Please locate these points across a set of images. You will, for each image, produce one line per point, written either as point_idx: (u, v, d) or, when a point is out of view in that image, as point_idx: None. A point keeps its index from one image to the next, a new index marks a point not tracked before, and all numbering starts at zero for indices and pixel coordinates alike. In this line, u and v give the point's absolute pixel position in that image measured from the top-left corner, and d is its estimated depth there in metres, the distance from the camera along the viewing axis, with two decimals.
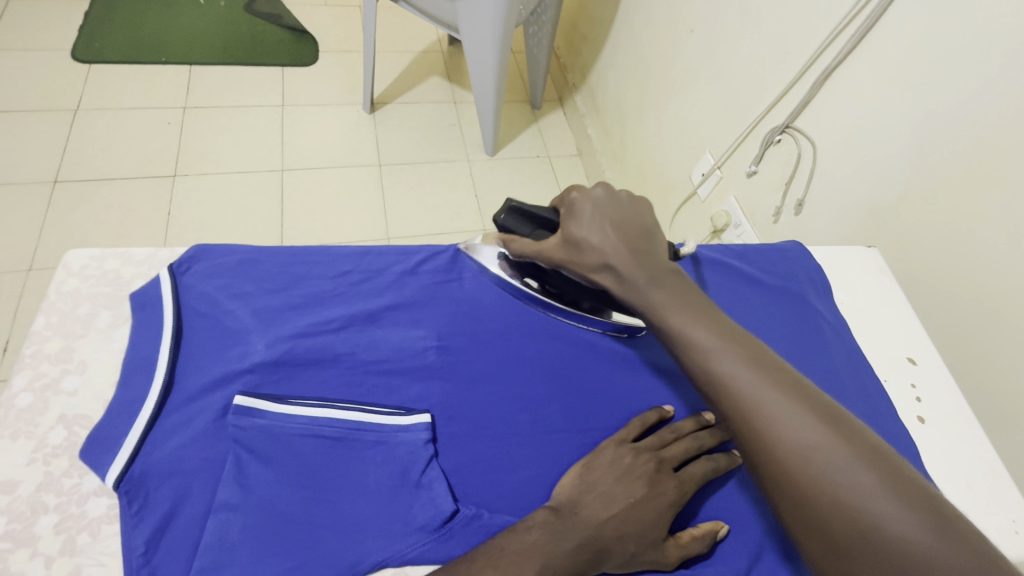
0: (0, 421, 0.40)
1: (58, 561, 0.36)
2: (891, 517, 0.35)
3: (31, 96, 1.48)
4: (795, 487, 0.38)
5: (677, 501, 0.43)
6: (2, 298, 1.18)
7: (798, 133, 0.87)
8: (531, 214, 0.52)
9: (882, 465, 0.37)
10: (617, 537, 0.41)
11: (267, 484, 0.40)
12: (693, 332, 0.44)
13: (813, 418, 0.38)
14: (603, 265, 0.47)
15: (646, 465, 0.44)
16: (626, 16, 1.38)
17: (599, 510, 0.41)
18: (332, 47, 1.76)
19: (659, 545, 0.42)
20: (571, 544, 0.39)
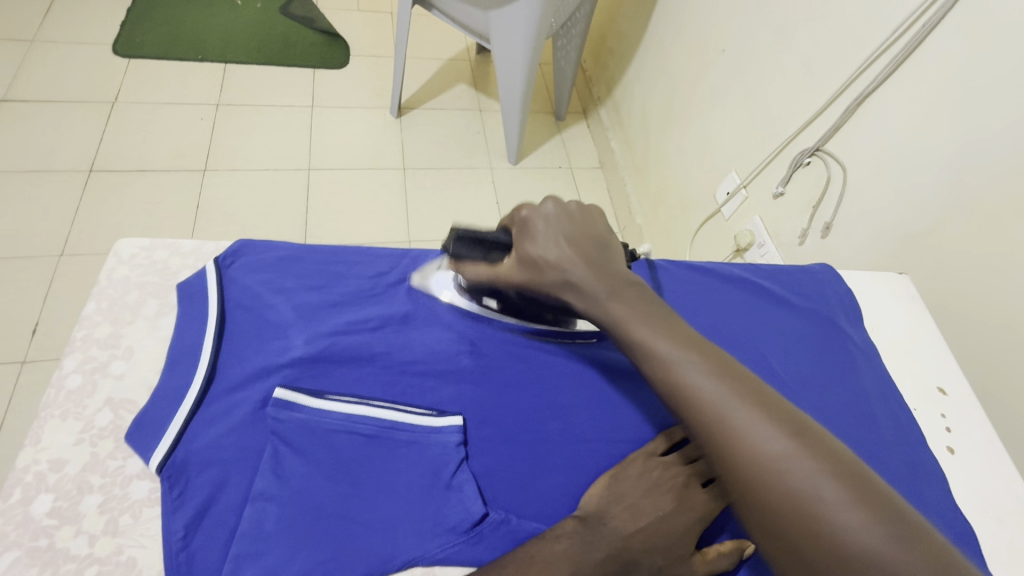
0: (51, 401, 0.42)
1: (102, 540, 0.37)
2: (855, 530, 0.33)
3: (73, 87, 1.53)
4: (761, 503, 0.36)
5: (706, 516, 0.43)
6: (34, 282, 1.21)
7: (828, 156, 0.87)
8: (480, 238, 0.49)
9: (848, 475, 0.36)
10: (644, 549, 0.41)
11: (303, 476, 0.41)
12: (653, 344, 0.42)
13: (777, 428, 0.37)
14: (563, 282, 0.45)
15: (675, 479, 0.44)
16: (656, 32, 1.40)
17: (627, 521, 0.42)
18: (363, 52, 1.80)
19: (687, 559, 0.41)
20: (598, 555, 0.39)
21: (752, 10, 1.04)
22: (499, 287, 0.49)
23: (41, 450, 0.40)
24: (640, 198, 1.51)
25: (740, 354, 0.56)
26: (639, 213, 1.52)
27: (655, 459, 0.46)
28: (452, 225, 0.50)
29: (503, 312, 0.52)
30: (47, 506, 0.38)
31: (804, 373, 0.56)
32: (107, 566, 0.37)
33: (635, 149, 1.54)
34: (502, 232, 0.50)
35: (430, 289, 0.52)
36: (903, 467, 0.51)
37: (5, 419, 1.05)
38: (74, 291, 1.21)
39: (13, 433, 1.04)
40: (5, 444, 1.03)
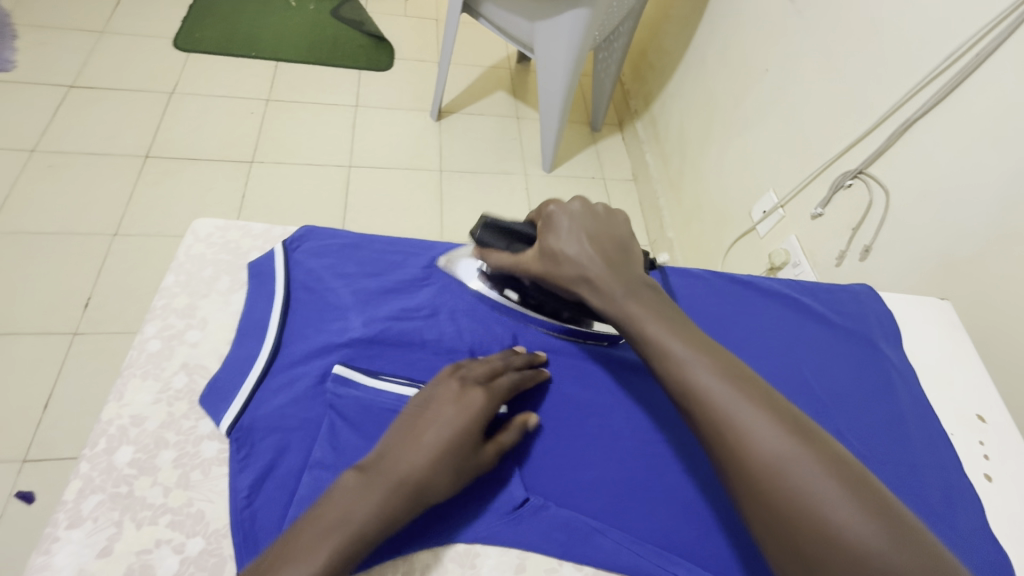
0: (134, 361, 0.46)
1: (174, 492, 0.41)
2: (855, 528, 0.35)
3: (135, 76, 1.61)
4: (766, 503, 0.37)
5: (491, 409, 0.44)
6: (88, 258, 1.28)
7: (871, 179, 0.87)
8: (506, 228, 0.53)
9: (849, 476, 0.37)
10: (438, 467, 0.40)
11: (357, 449, 0.43)
12: (667, 341, 0.44)
13: (783, 429, 0.38)
14: (580, 277, 0.48)
15: (458, 388, 0.44)
16: (698, 49, 1.41)
17: (414, 446, 0.41)
18: (408, 56, 1.86)
19: (477, 453, 0.42)
20: (387, 493, 0.38)
21: (799, 31, 1.04)
22: (518, 277, 0.53)
23: (123, 405, 0.44)
24: (672, 212, 1.52)
25: (777, 367, 0.57)
26: (670, 227, 1.53)
27: (436, 380, 0.46)
28: (484, 213, 0.55)
29: (521, 302, 0.54)
30: (128, 457, 0.42)
31: (840, 389, 0.57)
32: (179, 516, 0.40)
33: (670, 163, 1.55)
34: (527, 226, 0.53)
35: (456, 276, 0.55)
36: (939, 490, 0.51)
37: (55, 387, 1.11)
38: (126, 269, 1.27)
39: (62, 400, 1.10)
40: (54, 410, 1.08)
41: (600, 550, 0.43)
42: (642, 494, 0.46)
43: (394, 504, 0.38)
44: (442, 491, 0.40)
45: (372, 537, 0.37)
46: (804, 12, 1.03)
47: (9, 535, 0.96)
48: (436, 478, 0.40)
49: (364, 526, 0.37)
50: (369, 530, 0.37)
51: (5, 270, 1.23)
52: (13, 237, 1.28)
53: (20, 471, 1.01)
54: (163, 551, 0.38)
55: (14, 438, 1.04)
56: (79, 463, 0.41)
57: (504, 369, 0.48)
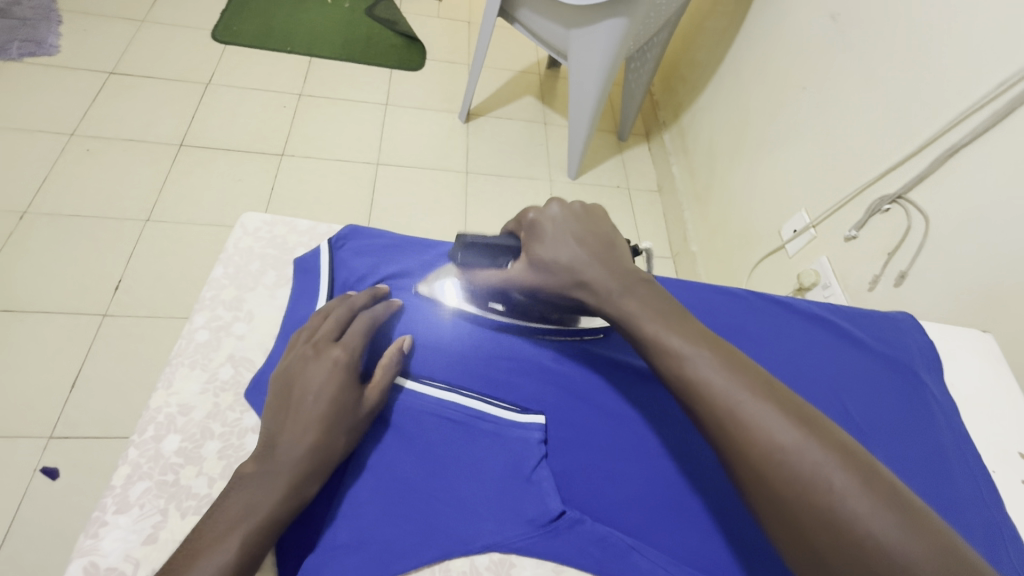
0: (183, 350, 0.48)
1: (219, 482, 0.42)
2: (868, 516, 0.34)
3: (173, 66, 1.64)
4: (776, 497, 0.36)
5: (355, 363, 0.46)
6: (121, 242, 1.30)
7: (910, 205, 0.86)
8: (488, 245, 0.51)
9: (856, 464, 0.36)
10: (326, 430, 0.42)
11: (396, 452, 0.46)
12: (666, 337, 0.42)
13: (789, 419, 0.37)
14: (575, 280, 0.47)
15: (318, 355, 0.45)
16: (733, 63, 1.41)
17: (296, 421, 0.42)
18: (439, 57, 1.87)
19: (357, 402, 0.44)
20: (286, 471, 0.40)
21: (841, 51, 1.03)
22: (510, 291, 0.51)
23: (172, 394, 0.46)
24: (697, 226, 1.51)
25: (815, 393, 0.56)
26: (694, 241, 1.52)
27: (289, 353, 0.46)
28: (461, 230, 0.52)
29: (509, 314, 0.53)
30: (175, 445, 0.43)
31: (880, 418, 0.56)
32: None
33: (697, 177, 1.54)
34: (510, 239, 0.51)
35: (435, 296, 0.53)
36: (981, 530, 0.50)
37: (83, 367, 1.13)
38: (156, 255, 1.30)
39: (89, 381, 1.12)
40: (81, 390, 1.10)
41: (636, 568, 0.43)
42: (679, 513, 0.46)
43: (298, 479, 0.40)
44: (342, 450, 0.43)
45: (287, 514, 0.39)
46: (846, 31, 1.02)
47: (32, 510, 0.98)
48: (331, 445, 0.42)
49: (274, 509, 0.38)
50: (284, 508, 0.39)
51: (40, 249, 1.26)
52: (49, 218, 1.31)
53: (46, 448, 1.03)
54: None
55: (42, 416, 1.06)
56: (128, 449, 0.43)
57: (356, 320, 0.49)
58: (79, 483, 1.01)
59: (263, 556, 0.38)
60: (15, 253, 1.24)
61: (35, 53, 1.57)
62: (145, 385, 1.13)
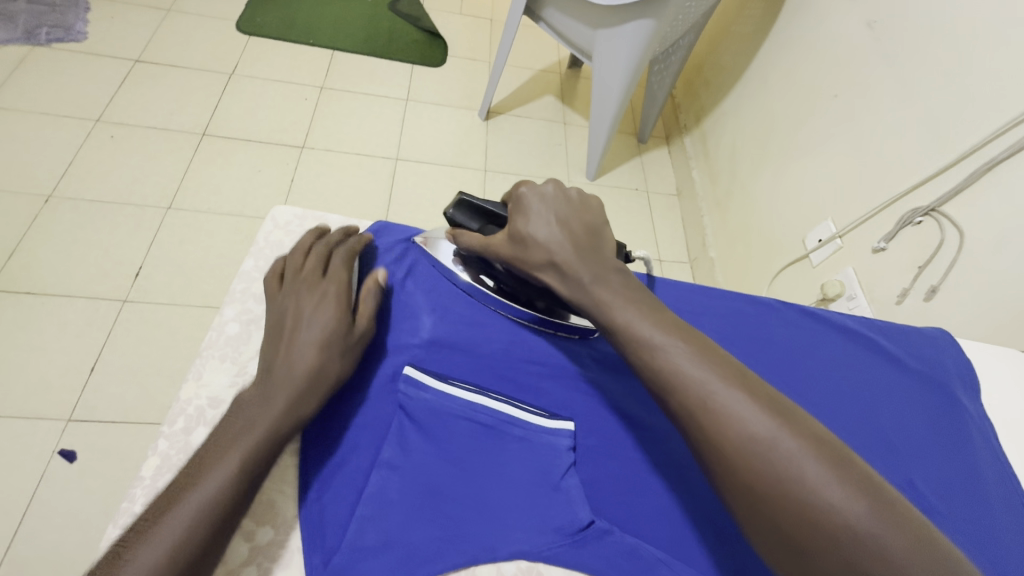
0: (214, 343, 0.49)
1: None
2: (838, 507, 0.33)
3: (197, 55, 1.65)
4: (748, 487, 0.36)
5: (344, 292, 0.48)
6: (142, 229, 1.31)
7: (944, 219, 0.84)
8: (478, 207, 0.55)
9: (827, 452, 0.36)
10: (320, 351, 0.44)
11: (424, 453, 0.45)
12: (639, 326, 0.43)
13: (762, 410, 0.37)
14: (548, 262, 0.48)
15: (306, 287, 0.48)
16: (760, 68, 1.38)
17: (292, 347, 0.44)
18: (460, 54, 1.86)
19: (348, 324, 0.47)
20: (284, 389, 0.42)
21: (875, 59, 1.01)
22: (490, 260, 0.53)
23: (202, 386, 0.46)
24: (717, 232, 1.49)
25: (847, 408, 0.55)
26: (713, 246, 1.50)
27: (277, 291, 0.49)
28: (460, 192, 0.56)
29: (494, 291, 0.54)
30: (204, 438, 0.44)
31: (914, 438, 0.55)
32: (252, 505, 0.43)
33: (719, 183, 1.52)
34: (500, 206, 0.54)
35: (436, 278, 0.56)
36: (1018, 557, 0.49)
37: (103, 352, 1.14)
38: (175, 243, 1.30)
39: (107, 366, 1.12)
40: (99, 375, 1.11)
41: None
42: (706, 527, 0.46)
43: (295, 399, 0.42)
44: (337, 372, 0.45)
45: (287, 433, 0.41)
46: (881, 39, 1.00)
47: (50, 493, 0.99)
48: (327, 365, 0.44)
49: (272, 428, 0.40)
50: (284, 427, 0.41)
51: (63, 233, 1.27)
52: (72, 203, 1.32)
53: (64, 431, 1.04)
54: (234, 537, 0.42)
55: (61, 399, 1.07)
56: (158, 440, 0.43)
57: (337, 255, 0.51)
58: (95, 467, 1.02)
59: (266, 469, 0.40)
60: (38, 237, 1.25)
61: (63, 39, 1.58)
62: (162, 373, 1.14)
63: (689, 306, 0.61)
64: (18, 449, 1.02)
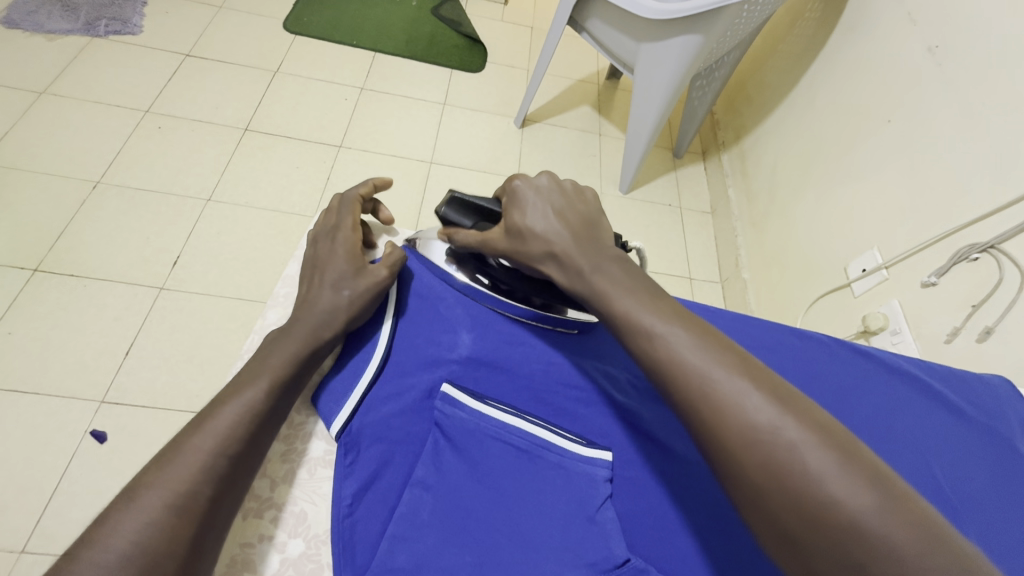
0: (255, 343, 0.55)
1: (280, 486, 0.47)
2: (843, 498, 0.31)
3: (244, 52, 1.69)
4: (748, 479, 0.34)
5: (353, 235, 0.55)
6: (182, 219, 1.34)
7: (1004, 256, 0.79)
8: (470, 204, 0.56)
9: (834, 442, 0.33)
10: (330, 291, 0.50)
11: (459, 473, 0.45)
12: (634, 311, 0.42)
13: (763, 396, 0.36)
14: (547, 253, 0.48)
15: (324, 240, 0.55)
16: (809, 87, 1.34)
17: (313, 288, 0.51)
18: (500, 61, 1.87)
19: (358, 266, 0.53)
20: (303, 326, 0.48)
21: (936, 85, 0.96)
22: (486, 255, 0.54)
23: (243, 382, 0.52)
24: (752, 252, 1.45)
25: (903, 455, 0.52)
26: (747, 268, 1.46)
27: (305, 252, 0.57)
28: (450, 190, 0.57)
29: (490, 288, 0.55)
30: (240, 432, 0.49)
31: (976, 492, 0.51)
32: (283, 513, 0.46)
33: (756, 203, 1.48)
34: (493, 202, 0.55)
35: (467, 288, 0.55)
36: None
37: (137, 337, 1.17)
38: (212, 235, 1.33)
39: (141, 351, 1.15)
40: (133, 359, 1.14)
41: None
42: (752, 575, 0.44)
43: (315, 328, 0.49)
44: (346, 303, 0.50)
45: (304, 363, 0.47)
46: (945, 65, 0.95)
47: (79, 471, 1.01)
48: (336, 301, 0.50)
49: (297, 353, 0.47)
50: (301, 356, 0.47)
51: (107, 219, 1.31)
52: (118, 189, 1.36)
53: (97, 411, 1.07)
54: (268, 547, 0.44)
55: (96, 380, 1.10)
56: None
57: (342, 211, 0.58)
58: (124, 449, 1.04)
59: (291, 387, 0.46)
60: (84, 221, 1.29)
61: (120, 31, 1.63)
62: (191, 361, 1.16)
63: (733, 336, 0.59)
64: (53, 426, 1.05)
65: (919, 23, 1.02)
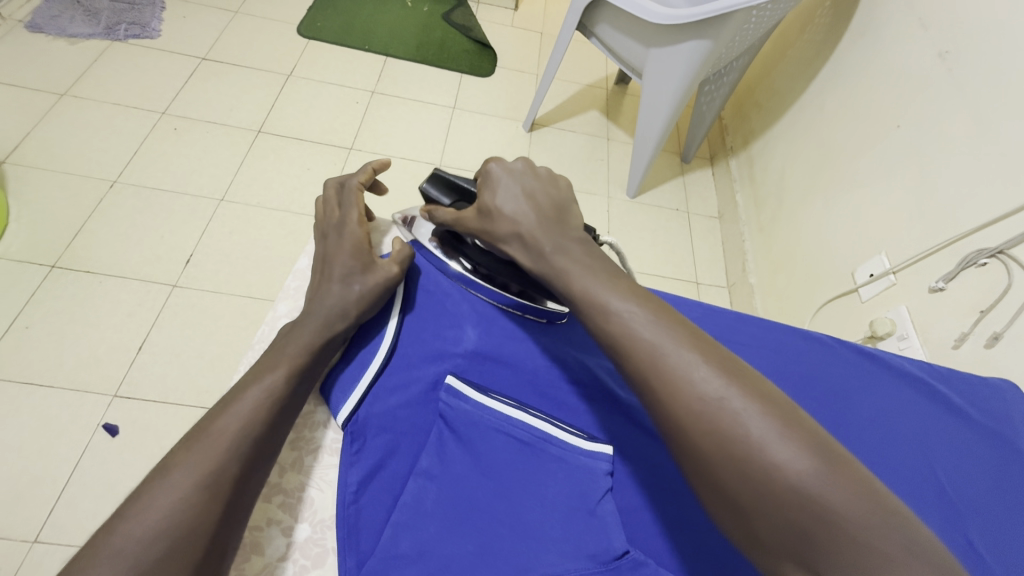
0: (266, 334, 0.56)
1: (289, 473, 0.48)
2: (785, 464, 0.32)
3: (259, 56, 1.72)
4: (695, 451, 0.35)
5: (362, 230, 0.56)
6: (196, 219, 1.37)
7: (1014, 262, 0.78)
8: (454, 185, 0.58)
9: (776, 410, 0.35)
10: (339, 287, 0.52)
11: (461, 464, 0.46)
12: (593, 291, 0.43)
13: (710, 370, 0.36)
14: (513, 235, 0.49)
15: (333, 235, 0.56)
16: (818, 92, 1.34)
17: (323, 282, 0.53)
18: (509, 65, 1.89)
19: (367, 262, 0.54)
20: (313, 318, 0.50)
21: (946, 91, 0.96)
22: (461, 234, 0.55)
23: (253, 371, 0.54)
24: (758, 257, 1.45)
25: (905, 458, 0.52)
26: (753, 272, 1.46)
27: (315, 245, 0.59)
28: (436, 169, 0.60)
29: (474, 273, 0.56)
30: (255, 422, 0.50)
31: (978, 495, 0.51)
32: (291, 499, 0.47)
33: (764, 208, 1.48)
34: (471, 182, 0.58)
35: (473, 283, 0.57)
36: None
37: (150, 333, 1.19)
38: (225, 234, 1.35)
39: (154, 346, 1.17)
40: (146, 354, 1.16)
41: None
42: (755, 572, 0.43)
43: (329, 319, 0.50)
44: (357, 298, 0.52)
45: (321, 352, 0.49)
46: (955, 71, 0.95)
47: (92, 463, 1.03)
48: (347, 295, 0.51)
49: (314, 341, 0.49)
50: (316, 344, 0.49)
51: (122, 217, 1.34)
52: (133, 189, 1.39)
53: (109, 406, 1.09)
54: (275, 531, 0.45)
55: (109, 374, 1.13)
56: None
57: (347, 205, 0.59)
58: (136, 442, 1.06)
59: (308, 376, 0.48)
60: (101, 220, 1.32)
61: (138, 35, 1.67)
62: (203, 357, 1.18)
63: (737, 336, 0.59)
64: (67, 418, 1.07)
65: (929, 29, 1.02)
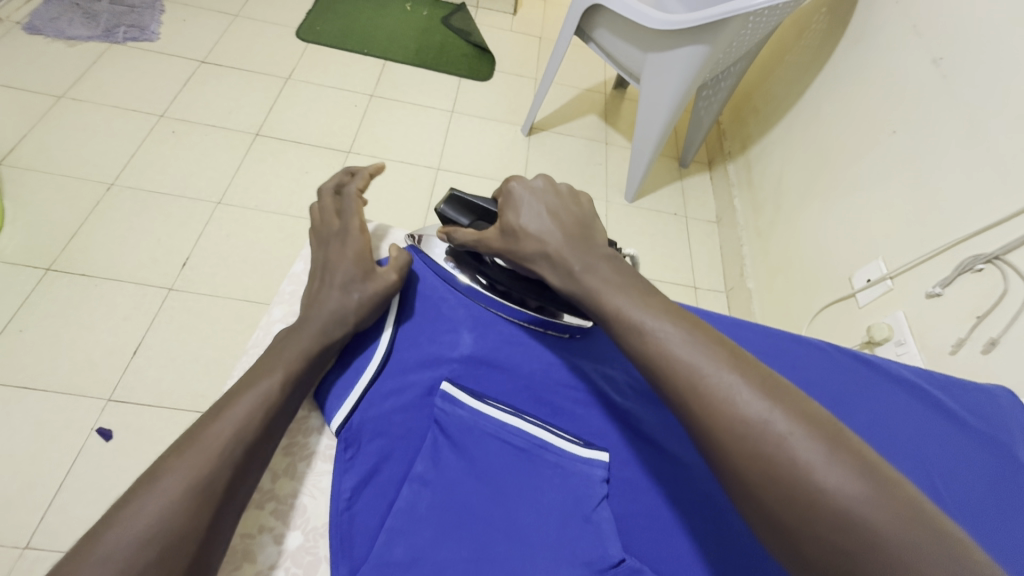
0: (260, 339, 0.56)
1: (281, 480, 0.48)
2: (834, 488, 0.31)
3: (258, 59, 1.72)
4: (739, 473, 0.35)
5: (363, 237, 0.56)
6: (194, 221, 1.36)
7: (1009, 267, 0.79)
8: (470, 205, 0.57)
9: (823, 433, 0.34)
10: (340, 293, 0.51)
11: (458, 470, 0.46)
12: (627, 310, 0.43)
13: (754, 391, 0.36)
14: (541, 254, 0.49)
15: (335, 241, 0.56)
16: (815, 98, 1.35)
17: (323, 288, 0.52)
18: (508, 69, 1.89)
19: (368, 268, 0.53)
20: (313, 323, 0.49)
21: (941, 97, 0.96)
22: (482, 254, 0.55)
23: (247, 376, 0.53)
24: (756, 261, 1.45)
25: (903, 465, 0.52)
26: (751, 277, 1.46)
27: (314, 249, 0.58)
28: (451, 189, 0.59)
29: (491, 290, 0.56)
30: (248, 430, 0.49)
31: (977, 503, 0.51)
32: (284, 505, 0.47)
33: (761, 212, 1.48)
34: (491, 202, 0.57)
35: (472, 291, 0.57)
36: None
37: (145, 336, 1.18)
38: (222, 236, 1.35)
39: (149, 349, 1.17)
40: (141, 357, 1.16)
41: None
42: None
43: (327, 324, 0.50)
44: (356, 303, 0.51)
45: (318, 358, 0.49)
46: (950, 77, 0.95)
47: (85, 467, 1.02)
48: (346, 302, 0.51)
49: (310, 346, 0.48)
50: (313, 348, 0.48)
51: (119, 219, 1.33)
52: (131, 191, 1.39)
53: (103, 409, 1.08)
54: (268, 539, 0.45)
55: (103, 377, 1.12)
56: None
57: (350, 211, 0.59)
58: (129, 446, 1.05)
59: (303, 379, 0.47)
60: (97, 222, 1.32)
61: (137, 38, 1.68)
62: (198, 360, 1.17)
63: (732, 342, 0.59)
64: (61, 421, 1.06)
65: (924, 35, 1.03)
